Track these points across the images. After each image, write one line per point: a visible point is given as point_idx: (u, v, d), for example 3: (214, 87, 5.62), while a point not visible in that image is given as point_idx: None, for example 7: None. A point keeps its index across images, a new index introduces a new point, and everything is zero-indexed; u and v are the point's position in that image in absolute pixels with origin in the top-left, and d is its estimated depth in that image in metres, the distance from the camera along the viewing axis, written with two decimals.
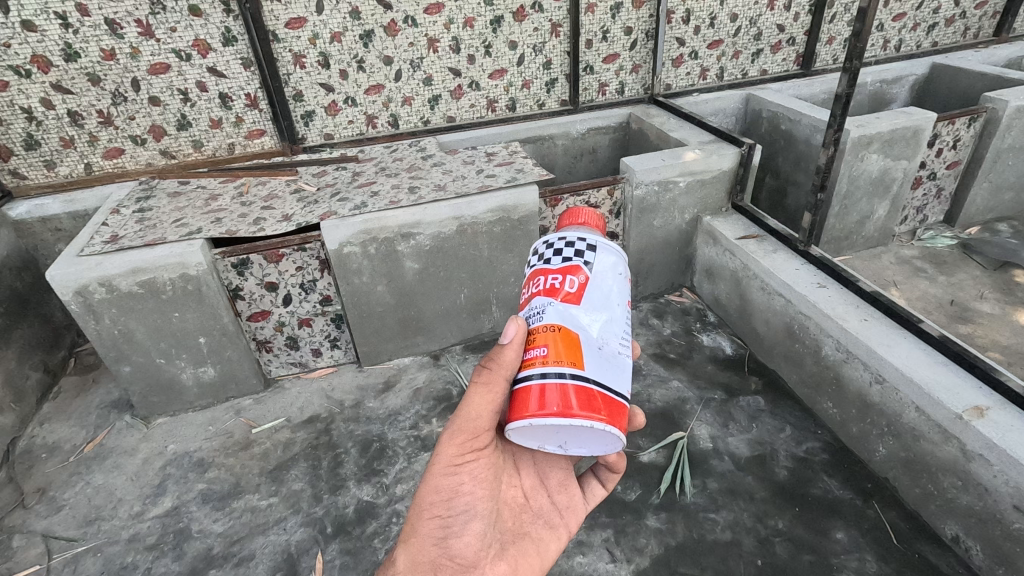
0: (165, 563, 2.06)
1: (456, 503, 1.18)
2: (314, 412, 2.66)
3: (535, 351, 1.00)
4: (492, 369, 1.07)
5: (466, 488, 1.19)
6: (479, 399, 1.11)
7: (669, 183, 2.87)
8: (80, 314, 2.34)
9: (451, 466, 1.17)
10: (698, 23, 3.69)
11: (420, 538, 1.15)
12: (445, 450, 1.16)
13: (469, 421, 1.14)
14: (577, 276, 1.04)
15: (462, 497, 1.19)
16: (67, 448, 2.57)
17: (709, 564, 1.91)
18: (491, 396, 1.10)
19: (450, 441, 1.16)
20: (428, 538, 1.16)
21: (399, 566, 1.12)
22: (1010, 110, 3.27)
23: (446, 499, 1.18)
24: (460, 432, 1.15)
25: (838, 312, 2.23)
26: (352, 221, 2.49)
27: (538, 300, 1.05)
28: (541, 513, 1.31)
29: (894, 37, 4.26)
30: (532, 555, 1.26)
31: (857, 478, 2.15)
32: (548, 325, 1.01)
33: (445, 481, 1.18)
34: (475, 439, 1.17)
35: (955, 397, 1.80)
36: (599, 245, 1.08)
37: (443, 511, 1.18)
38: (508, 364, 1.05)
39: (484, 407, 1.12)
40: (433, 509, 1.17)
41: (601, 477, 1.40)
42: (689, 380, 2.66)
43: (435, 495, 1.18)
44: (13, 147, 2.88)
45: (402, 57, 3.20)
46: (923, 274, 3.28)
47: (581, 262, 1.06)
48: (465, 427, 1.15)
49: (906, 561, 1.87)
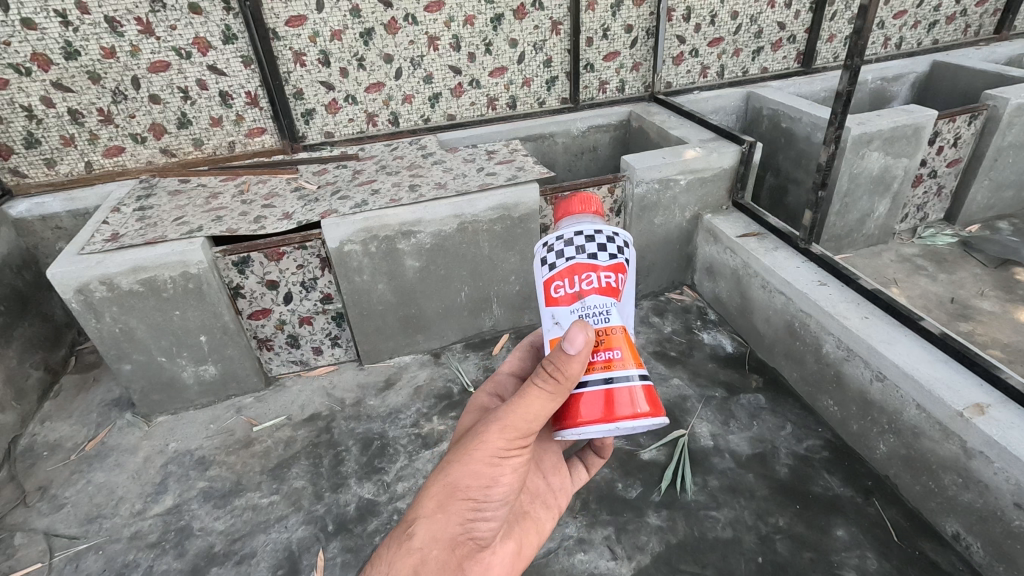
0: (166, 561, 2.06)
1: (493, 493, 1.08)
2: (314, 411, 2.67)
3: (600, 355, 1.06)
4: (558, 380, 1.02)
5: (506, 481, 1.09)
6: (541, 400, 1.03)
7: (669, 181, 2.87)
8: (81, 313, 2.34)
9: (498, 456, 1.07)
10: (698, 21, 3.68)
11: (449, 517, 1.05)
12: (495, 439, 1.06)
13: (528, 420, 1.06)
14: (624, 275, 1.10)
15: (501, 489, 1.09)
16: (68, 446, 2.57)
17: (710, 561, 1.92)
18: (550, 407, 1.05)
19: (503, 430, 1.06)
20: (456, 520, 1.05)
21: (421, 540, 1.01)
22: (1010, 108, 3.27)
23: (485, 488, 1.07)
24: (515, 425, 1.05)
25: (839, 310, 2.23)
26: (353, 219, 2.49)
27: (597, 300, 1.07)
28: (537, 493, 1.32)
29: (894, 35, 4.26)
30: (533, 533, 1.26)
31: (858, 475, 2.15)
32: (616, 328, 1.07)
33: (486, 468, 1.07)
34: (526, 435, 1.08)
35: (955, 395, 1.80)
36: (627, 239, 1.14)
37: (478, 497, 1.07)
38: (572, 375, 1.02)
39: (541, 412, 1.05)
40: (468, 493, 1.06)
41: (586, 461, 1.40)
42: (690, 378, 2.67)
43: (473, 480, 1.06)
44: (13, 145, 2.88)
45: (402, 55, 3.20)
46: (924, 272, 3.28)
47: (624, 259, 1.11)
48: (522, 422, 1.05)
49: (907, 558, 1.87)
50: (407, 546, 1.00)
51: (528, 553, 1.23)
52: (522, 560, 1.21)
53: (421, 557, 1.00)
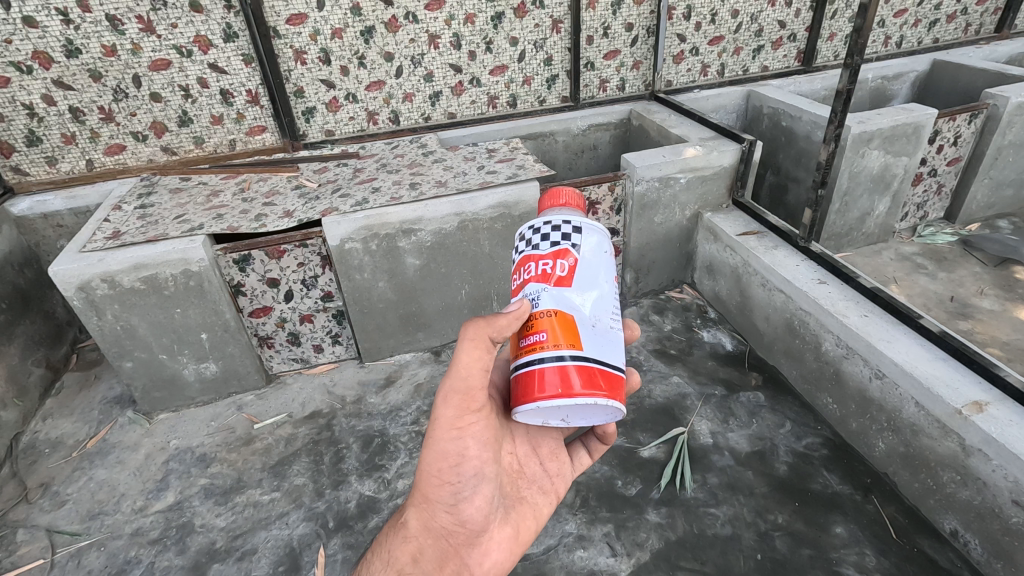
0: (168, 558, 2.07)
1: (463, 469, 1.21)
2: (315, 408, 2.67)
3: (533, 337, 1.05)
4: (483, 328, 1.11)
5: (470, 453, 1.21)
6: (470, 359, 1.14)
7: (669, 179, 2.87)
8: (83, 310, 2.35)
9: (453, 432, 1.19)
10: (699, 20, 3.68)
11: (431, 506, 1.25)
12: (442, 413, 1.18)
13: (461, 382, 1.16)
14: (567, 259, 1.09)
15: (468, 464, 1.22)
16: (69, 444, 2.58)
17: (710, 558, 1.92)
18: (482, 356, 1.14)
19: (447, 402, 1.18)
20: (438, 506, 1.24)
21: (415, 528, 1.26)
22: (1010, 107, 3.27)
23: (451, 467, 1.21)
24: (457, 395, 1.17)
25: (838, 308, 2.23)
26: (353, 217, 2.49)
27: (532, 287, 1.10)
28: (535, 479, 1.36)
29: (895, 33, 4.26)
30: (529, 518, 1.33)
31: (857, 473, 2.16)
32: (545, 311, 1.05)
33: (447, 447, 1.20)
34: (474, 397, 1.18)
35: (953, 392, 1.81)
36: (583, 226, 1.12)
37: (449, 478, 1.22)
38: (501, 330, 1.09)
39: (473, 365, 1.15)
40: (440, 476, 1.22)
41: (589, 447, 1.43)
42: (690, 376, 2.67)
43: (441, 462, 1.21)
44: (14, 143, 2.88)
45: (403, 53, 3.20)
46: (924, 271, 3.28)
47: (569, 245, 1.10)
48: (458, 388, 1.16)
49: (906, 555, 1.88)
50: (404, 535, 1.25)
51: (527, 535, 1.32)
52: (522, 543, 1.31)
53: (417, 545, 1.24)
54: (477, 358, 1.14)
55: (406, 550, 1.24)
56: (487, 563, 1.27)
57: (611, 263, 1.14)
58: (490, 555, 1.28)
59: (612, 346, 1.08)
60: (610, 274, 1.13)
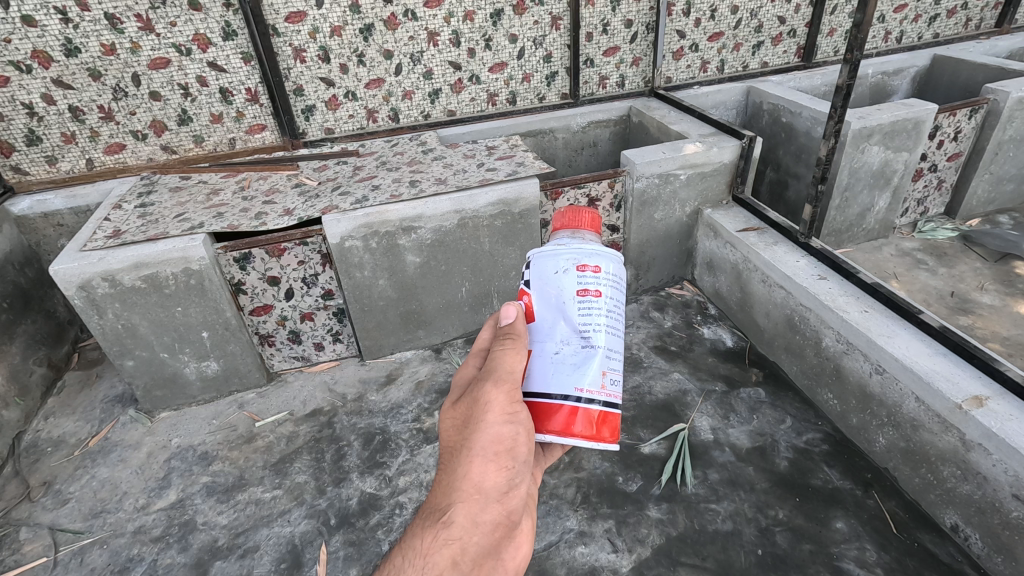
0: (170, 555, 2.08)
1: (517, 454, 1.05)
2: (316, 406, 2.68)
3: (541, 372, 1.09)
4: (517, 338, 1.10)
5: (525, 437, 1.06)
6: (511, 357, 1.08)
7: (669, 175, 2.87)
8: (84, 309, 2.36)
9: (509, 413, 1.05)
10: (698, 16, 3.68)
11: (479, 496, 1.02)
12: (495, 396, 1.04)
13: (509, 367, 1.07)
14: (523, 299, 1.17)
15: (523, 448, 1.06)
16: (72, 442, 2.59)
17: (710, 554, 1.93)
18: (519, 359, 1.09)
19: (502, 385, 1.06)
20: (488, 496, 1.03)
21: (460, 526, 0.99)
22: (1010, 102, 3.26)
23: (507, 450, 1.05)
24: (508, 379, 1.07)
25: (839, 303, 2.23)
26: (353, 215, 2.49)
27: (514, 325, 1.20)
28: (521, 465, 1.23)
29: (895, 29, 4.24)
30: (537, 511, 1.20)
31: (857, 468, 2.16)
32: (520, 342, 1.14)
33: (504, 429, 1.05)
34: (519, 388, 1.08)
35: (954, 387, 1.81)
36: (535, 258, 1.16)
37: (503, 463, 1.04)
38: (523, 335, 1.11)
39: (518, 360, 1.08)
40: (496, 461, 1.04)
41: None
42: (690, 373, 2.67)
43: (495, 444, 1.04)
44: (14, 143, 2.89)
45: (402, 50, 3.20)
46: (924, 266, 3.28)
47: (524, 286, 1.17)
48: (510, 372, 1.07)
49: (906, 549, 1.88)
50: (446, 536, 0.98)
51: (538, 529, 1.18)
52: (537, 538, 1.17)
53: (462, 544, 0.98)
54: (516, 357, 1.08)
55: (448, 553, 0.96)
56: (520, 559, 1.08)
57: (569, 278, 1.11)
58: (522, 551, 1.09)
59: (579, 370, 1.07)
60: (563, 290, 1.11)
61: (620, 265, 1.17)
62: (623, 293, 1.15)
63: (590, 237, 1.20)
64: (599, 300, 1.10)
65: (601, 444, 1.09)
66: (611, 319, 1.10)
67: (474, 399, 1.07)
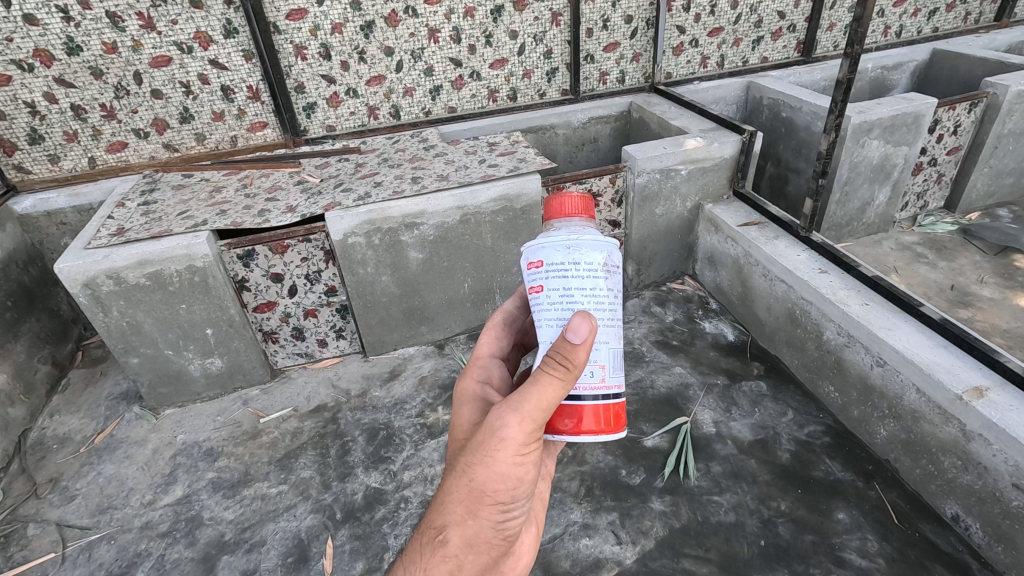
0: (178, 550, 2.09)
1: (519, 491, 1.10)
2: (321, 402, 2.69)
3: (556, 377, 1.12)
4: (568, 368, 1.02)
5: (527, 477, 1.10)
6: (553, 389, 1.02)
7: (670, 171, 2.88)
8: (89, 307, 2.37)
9: (517, 456, 1.05)
10: (698, 11, 3.68)
11: (476, 524, 1.09)
12: (512, 438, 1.03)
13: (538, 411, 1.03)
14: None
15: (524, 486, 1.10)
16: (77, 439, 2.60)
17: (714, 545, 1.95)
18: (562, 392, 1.03)
19: (519, 425, 1.03)
20: (484, 524, 1.10)
21: (455, 545, 1.09)
22: (1010, 95, 3.27)
23: (510, 489, 1.08)
24: (532, 422, 1.03)
25: (839, 297, 2.25)
26: (357, 212, 2.50)
27: None
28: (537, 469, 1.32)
29: (894, 23, 4.25)
30: (542, 511, 1.32)
31: (859, 460, 2.18)
32: None
33: (509, 469, 1.06)
34: (541, 425, 1.05)
35: (954, 378, 1.83)
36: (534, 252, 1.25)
37: (504, 499, 1.09)
38: (580, 364, 1.02)
39: (552, 400, 1.03)
40: (495, 497, 1.08)
41: None
42: (692, 366, 2.69)
43: (499, 484, 1.07)
44: (17, 141, 2.90)
45: (403, 47, 3.20)
46: (924, 260, 3.30)
47: None
48: (535, 416, 1.03)
49: (908, 540, 1.90)
50: (443, 554, 1.09)
51: (541, 531, 1.31)
52: (540, 538, 1.30)
53: (457, 563, 1.10)
54: (558, 394, 1.02)
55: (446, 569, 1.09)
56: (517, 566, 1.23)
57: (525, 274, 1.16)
58: (519, 558, 1.23)
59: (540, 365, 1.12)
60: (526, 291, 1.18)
61: (574, 249, 1.09)
62: (576, 277, 1.08)
63: (559, 222, 1.17)
64: (542, 296, 1.11)
65: (600, 434, 1.11)
66: (550, 311, 1.10)
67: (483, 432, 1.05)
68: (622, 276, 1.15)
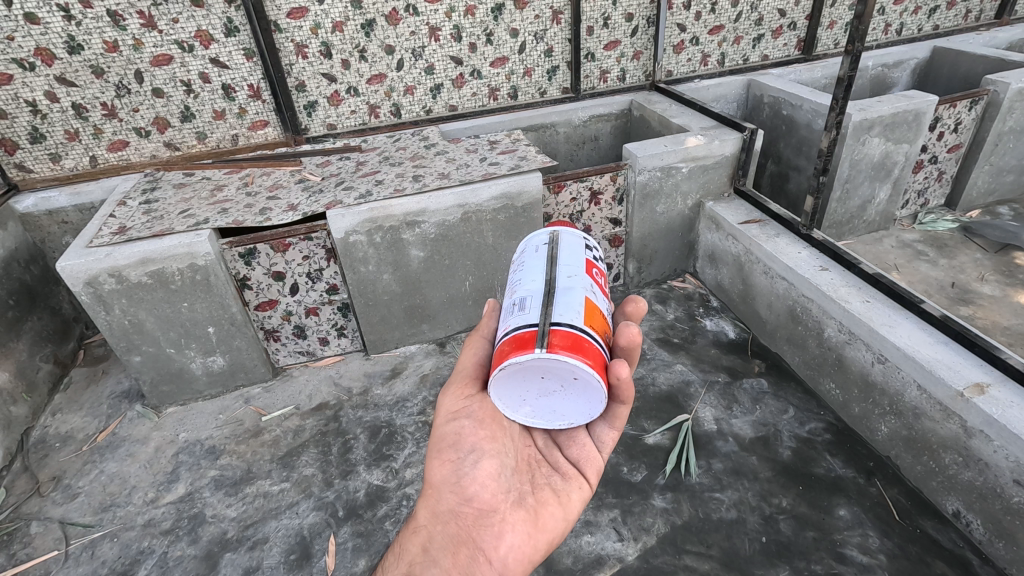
0: (180, 548, 2.10)
1: (460, 446, 1.39)
2: (323, 400, 2.70)
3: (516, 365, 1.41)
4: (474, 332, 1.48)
5: (467, 431, 1.40)
6: (466, 353, 1.46)
7: (670, 168, 2.88)
8: (91, 305, 2.37)
9: (450, 410, 1.43)
10: (699, 9, 3.68)
11: (437, 493, 1.37)
12: (442, 399, 1.44)
13: (458, 371, 1.45)
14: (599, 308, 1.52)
15: (466, 441, 1.39)
16: (80, 438, 2.61)
17: (715, 542, 1.95)
18: (474, 352, 1.44)
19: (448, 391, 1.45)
20: (443, 489, 1.37)
21: (423, 518, 1.35)
22: (1010, 93, 3.27)
23: (451, 445, 1.39)
24: (454, 383, 1.44)
25: (840, 294, 2.25)
26: (358, 210, 2.50)
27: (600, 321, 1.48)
28: (555, 468, 1.42)
29: (895, 21, 4.24)
30: (551, 504, 1.36)
31: (860, 457, 2.18)
32: None
33: (448, 428, 1.41)
34: (466, 384, 1.43)
35: (955, 375, 1.83)
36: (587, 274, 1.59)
37: (450, 455, 1.39)
38: (484, 325, 1.46)
39: (467, 359, 1.45)
40: (445, 456, 1.39)
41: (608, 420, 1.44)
42: (693, 364, 2.70)
43: (443, 441, 1.41)
44: (18, 140, 2.90)
45: (404, 46, 3.20)
46: (924, 258, 3.30)
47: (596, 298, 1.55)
48: (456, 374, 1.45)
49: (909, 536, 1.91)
50: (414, 526, 1.34)
51: (544, 519, 1.33)
52: (541, 528, 1.32)
53: (427, 533, 1.31)
54: (470, 352, 1.45)
55: (416, 540, 1.30)
56: (501, 547, 1.28)
57: None
58: (504, 538, 1.29)
59: None
60: None
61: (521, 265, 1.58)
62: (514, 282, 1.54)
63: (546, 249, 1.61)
64: None
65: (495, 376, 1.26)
66: None
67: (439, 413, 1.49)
68: (531, 252, 1.46)
